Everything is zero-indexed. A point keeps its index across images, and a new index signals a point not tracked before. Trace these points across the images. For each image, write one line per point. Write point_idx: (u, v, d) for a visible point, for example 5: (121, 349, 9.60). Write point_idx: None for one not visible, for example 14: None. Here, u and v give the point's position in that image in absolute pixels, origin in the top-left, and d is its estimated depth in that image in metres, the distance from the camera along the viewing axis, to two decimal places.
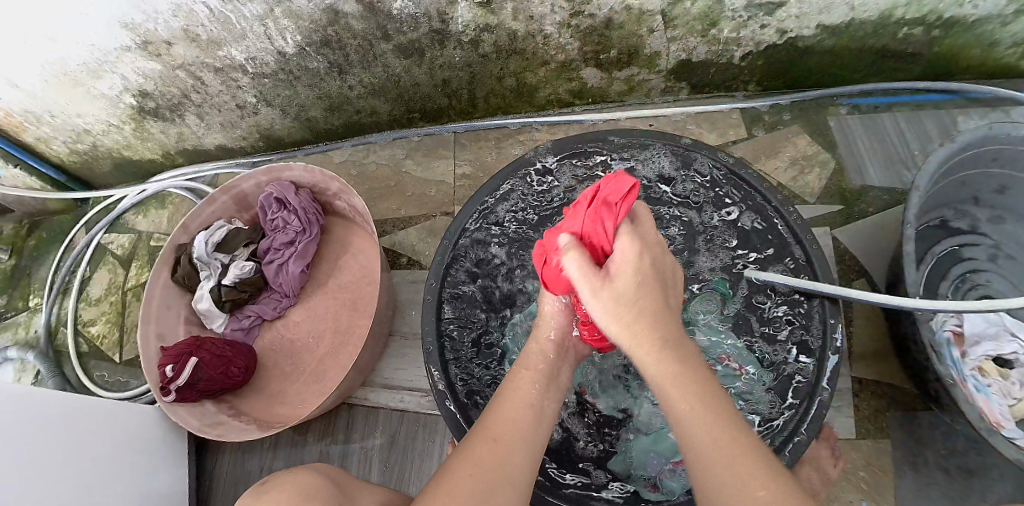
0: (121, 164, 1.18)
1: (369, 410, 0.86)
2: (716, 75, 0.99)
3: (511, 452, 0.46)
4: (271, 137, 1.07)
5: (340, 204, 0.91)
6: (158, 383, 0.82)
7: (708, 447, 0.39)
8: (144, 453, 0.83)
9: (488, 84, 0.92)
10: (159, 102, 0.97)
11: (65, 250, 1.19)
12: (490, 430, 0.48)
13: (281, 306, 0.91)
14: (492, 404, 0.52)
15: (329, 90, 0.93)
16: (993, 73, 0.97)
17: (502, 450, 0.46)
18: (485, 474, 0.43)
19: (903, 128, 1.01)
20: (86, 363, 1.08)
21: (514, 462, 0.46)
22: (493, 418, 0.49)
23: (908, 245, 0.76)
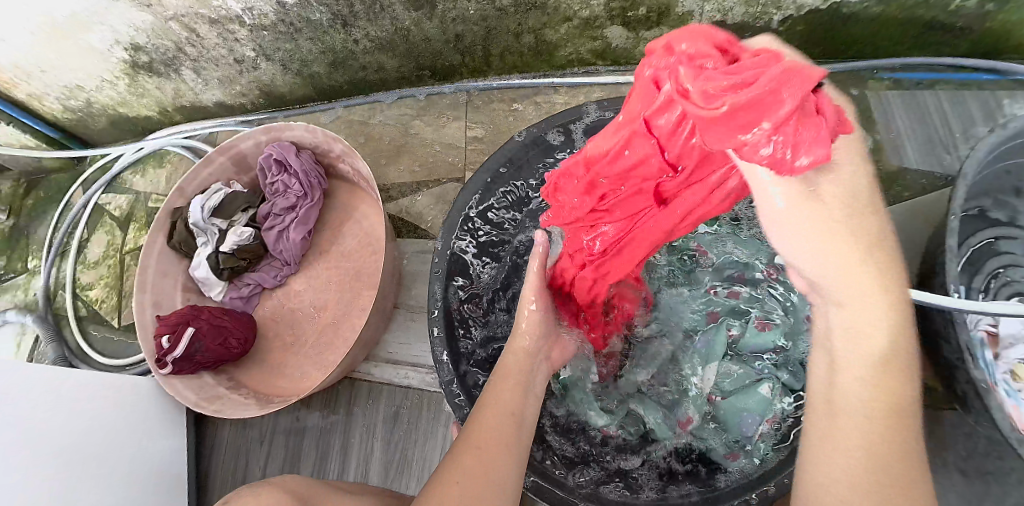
0: (117, 122, 1.12)
1: (372, 386, 0.83)
2: (753, 39, 0.90)
3: (499, 463, 0.46)
4: (271, 94, 1.01)
5: (344, 167, 0.85)
6: (154, 354, 0.79)
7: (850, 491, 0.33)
8: (145, 425, 0.81)
9: (504, 41, 0.85)
10: (153, 56, 0.91)
11: (63, 210, 1.15)
12: (475, 439, 0.47)
13: (282, 273, 0.87)
14: (478, 409, 0.50)
15: (333, 44, 0.86)
16: None
17: (489, 461, 0.46)
18: (461, 490, 0.44)
19: (946, 109, 0.93)
20: (85, 326, 1.06)
21: (503, 470, 0.46)
22: (479, 420, 0.49)
23: (953, 237, 0.70)
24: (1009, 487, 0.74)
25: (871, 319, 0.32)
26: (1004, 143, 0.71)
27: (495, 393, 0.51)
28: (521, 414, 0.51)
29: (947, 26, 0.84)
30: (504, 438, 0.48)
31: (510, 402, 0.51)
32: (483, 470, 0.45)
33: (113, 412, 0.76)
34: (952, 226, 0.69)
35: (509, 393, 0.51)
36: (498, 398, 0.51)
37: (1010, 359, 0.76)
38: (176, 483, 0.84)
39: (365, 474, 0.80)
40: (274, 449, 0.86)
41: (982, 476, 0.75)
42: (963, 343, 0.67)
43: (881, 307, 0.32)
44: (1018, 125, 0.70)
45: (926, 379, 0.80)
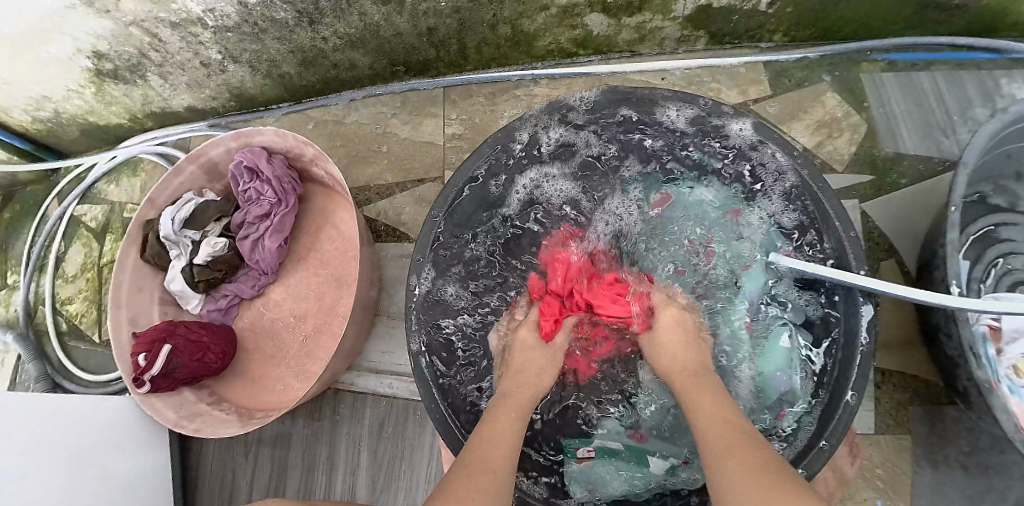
0: (89, 131, 1.09)
1: (356, 397, 0.81)
2: (741, 22, 0.86)
3: (497, 477, 0.47)
4: (243, 97, 0.97)
5: (318, 172, 0.82)
6: (131, 374, 0.76)
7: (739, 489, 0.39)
8: (127, 446, 0.79)
9: (480, 33, 0.81)
10: (117, 63, 0.88)
11: (39, 224, 1.12)
12: (471, 458, 0.48)
13: (260, 284, 0.85)
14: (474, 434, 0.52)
15: (301, 43, 0.82)
16: None
17: (487, 477, 0.46)
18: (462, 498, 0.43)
19: (942, 89, 0.89)
20: (66, 342, 1.04)
21: (500, 483, 0.47)
22: (475, 446, 0.50)
23: (953, 230, 0.67)
24: (1011, 482, 0.72)
25: (709, 410, 0.49)
26: (1008, 127, 0.68)
27: (489, 441, 0.51)
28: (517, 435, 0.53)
29: (944, 5, 0.80)
30: (501, 475, 0.47)
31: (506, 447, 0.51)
32: (483, 495, 0.44)
33: (94, 437, 0.74)
34: (952, 217, 0.66)
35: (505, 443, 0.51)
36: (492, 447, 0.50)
37: (1013, 354, 0.72)
38: (161, 502, 0.82)
39: (352, 487, 0.78)
40: (260, 463, 0.84)
41: (983, 471, 0.73)
42: (963, 340, 0.63)
43: (713, 417, 0.48)
44: (1023, 108, 0.66)
45: (926, 373, 0.77)
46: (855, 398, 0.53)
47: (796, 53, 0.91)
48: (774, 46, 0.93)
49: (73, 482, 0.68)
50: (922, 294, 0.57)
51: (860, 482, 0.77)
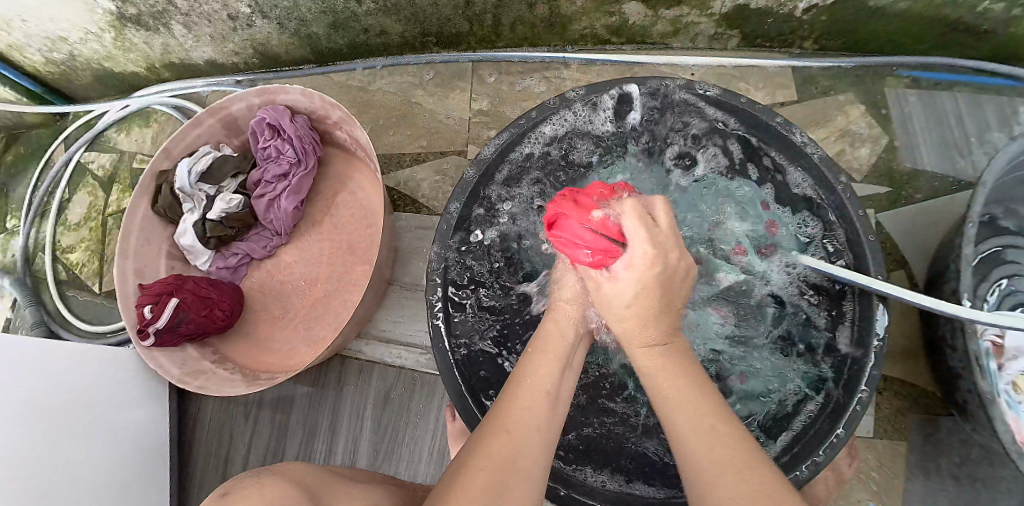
0: (102, 77, 1.07)
1: (363, 365, 0.80)
2: (774, 25, 0.86)
3: (522, 442, 0.42)
4: (266, 55, 0.96)
5: (341, 136, 0.81)
6: (135, 325, 0.75)
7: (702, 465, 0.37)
8: (123, 398, 0.77)
9: (516, 10, 0.80)
10: (141, 8, 0.86)
11: (44, 168, 1.10)
12: (497, 424, 0.43)
13: (271, 244, 0.83)
14: (503, 397, 0.47)
15: (334, 4, 0.81)
16: None
17: (512, 444, 0.42)
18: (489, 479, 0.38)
19: (963, 110, 0.90)
20: (64, 290, 1.02)
21: (528, 454, 0.42)
22: (499, 414, 0.45)
23: (969, 245, 0.68)
24: (998, 494, 0.74)
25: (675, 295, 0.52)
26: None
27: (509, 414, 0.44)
28: (556, 394, 0.48)
29: (972, 28, 0.81)
30: (530, 449, 0.42)
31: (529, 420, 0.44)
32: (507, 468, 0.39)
33: (90, 384, 0.72)
34: (969, 232, 0.66)
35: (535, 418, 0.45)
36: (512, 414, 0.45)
37: (1012, 370, 0.74)
38: (155, 459, 0.81)
39: (353, 457, 0.78)
40: (260, 426, 0.83)
41: (971, 483, 0.75)
42: (969, 351, 0.64)
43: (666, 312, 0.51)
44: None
45: (926, 384, 0.78)
46: (866, 393, 0.54)
47: (828, 60, 0.91)
48: (805, 52, 0.93)
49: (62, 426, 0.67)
50: (935, 302, 0.59)
51: (853, 485, 0.79)
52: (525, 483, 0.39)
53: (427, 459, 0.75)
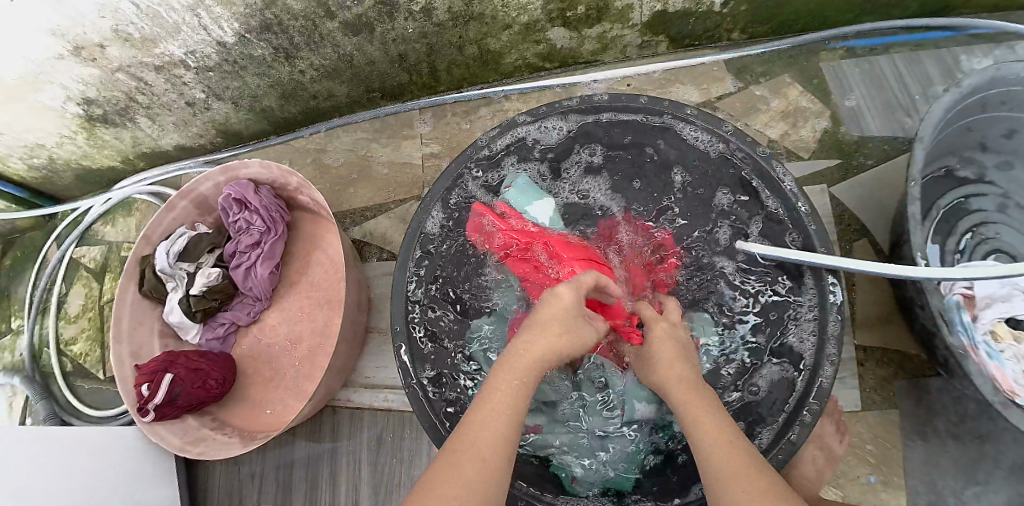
0: (84, 175, 1.13)
1: (354, 413, 0.83)
2: (697, 24, 0.90)
3: (494, 469, 0.42)
4: (229, 132, 1.01)
5: (304, 199, 0.86)
6: (135, 404, 0.79)
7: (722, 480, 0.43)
8: (135, 476, 0.81)
9: (448, 54, 0.85)
10: (106, 108, 0.92)
11: (39, 268, 1.15)
12: (462, 446, 0.43)
13: (255, 309, 0.88)
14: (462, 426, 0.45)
15: (280, 77, 0.86)
16: (994, 7, 0.90)
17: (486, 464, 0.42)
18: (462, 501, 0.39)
19: (901, 71, 0.93)
20: (72, 381, 1.07)
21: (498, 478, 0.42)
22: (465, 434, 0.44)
23: (912, 204, 0.69)
24: (1003, 447, 0.73)
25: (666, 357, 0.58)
26: (966, 99, 0.70)
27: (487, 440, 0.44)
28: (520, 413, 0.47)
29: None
30: (502, 476, 0.42)
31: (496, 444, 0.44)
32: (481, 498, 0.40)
33: (102, 468, 0.76)
34: (911, 192, 0.68)
35: (496, 438, 0.43)
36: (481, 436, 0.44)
37: (988, 318, 0.75)
38: None
39: (357, 497, 0.80)
40: (266, 484, 0.86)
41: (975, 439, 0.74)
42: (934, 308, 0.66)
43: (699, 388, 0.54)
44: (974, 80, 0.68)
45: (906, 347, 0.80)
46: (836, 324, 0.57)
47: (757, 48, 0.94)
48: (734, 44, 0.97)
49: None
50: (892, 267, 0.59)
51: (850, 459, 0.78)
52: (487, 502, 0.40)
53: None
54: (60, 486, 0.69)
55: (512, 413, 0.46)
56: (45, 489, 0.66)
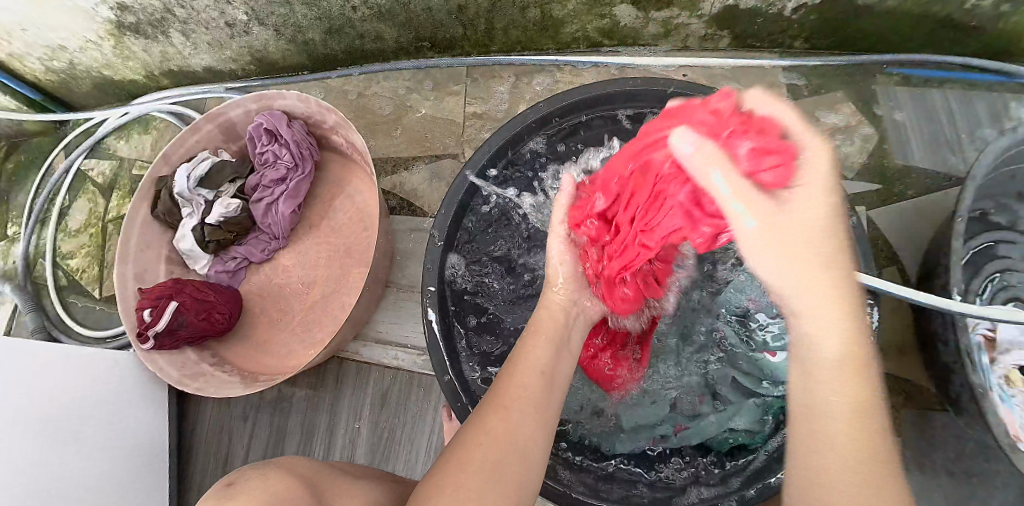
0: (103, 85, 1.08)
1: (360, 367, 0.81)
2: (765, 26, 0.86)
3: (517, 424, 0.44)
4: (263, 61, 0.97)
5: (337, 139, 0.82)
6: (135, 329, 0.76)
7: (823, 469, 0.35)
8: (125, 402, 0.77)
9: (509, 14, 0.81)
10: (140, 17, 0.87)
11: (44, 175, 1.11)
12: (494, 403, 0.46)
13: (270, 248, 0.84)
14: (500, 380, 0.49)
15: (329, 10, 0.82)
16: None
17: (510, 427, 0.44)
18: (487, 459, 0.42)
19: (953, 109, 0.90)
20: (66, 296, 1.03)
21: (527, 432, 0.45)
22: (497, 392, 0.47)
23: (958, 241, 0.67)
24: (994, 491, 0.73)
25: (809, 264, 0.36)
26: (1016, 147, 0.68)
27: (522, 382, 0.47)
28: (551, 372, 0.50)
29: (961, 25, 0.81)
30: (524, 422, 0.45)
31: (528, 388, 0.47)
32: (502, 451, 0.43)
33: (93, 391, 0.73)
34: (958, 228, 0.66)
35: (529, 378, 0.48)
36: (508, 394, 0.46)
37: (1007, 364, 0.74)
38: (156, 468, 0.81)
39: (352, 456, 0.78)
40: (258, 428, 0.84)
41: (966, 479, 0.74)
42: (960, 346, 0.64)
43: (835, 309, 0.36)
44: None
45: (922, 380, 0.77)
46: None
47: (817, 60, 0.91)
48: (796, 52, 0.93)
49: (64, 438, 0.67)
50: (928, 297, 0.57)
51: None
52: (513, 469, 0.42)
53: (424, 458, 0.76)
54: (48, 407, 0.66)
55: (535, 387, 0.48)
56: (29, 414, 0.63)
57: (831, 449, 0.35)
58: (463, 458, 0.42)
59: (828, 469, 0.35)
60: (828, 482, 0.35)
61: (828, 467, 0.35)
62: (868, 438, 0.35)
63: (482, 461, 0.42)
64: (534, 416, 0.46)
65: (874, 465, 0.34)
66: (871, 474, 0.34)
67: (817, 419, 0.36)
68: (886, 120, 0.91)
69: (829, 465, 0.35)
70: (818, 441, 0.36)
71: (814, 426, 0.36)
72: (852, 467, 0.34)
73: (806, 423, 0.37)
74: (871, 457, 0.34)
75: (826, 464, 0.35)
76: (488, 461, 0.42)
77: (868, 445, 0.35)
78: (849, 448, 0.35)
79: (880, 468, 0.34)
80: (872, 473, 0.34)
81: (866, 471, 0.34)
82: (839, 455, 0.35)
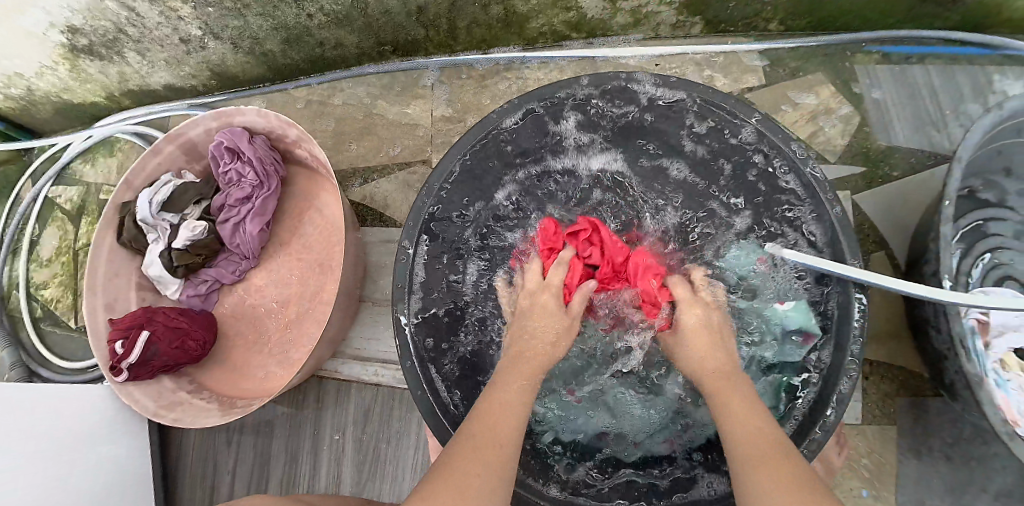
0: (64, 109, 1.05)
1: (340, 385, 0.79)
2: (737, 9, 0.84)
3: (505, 455, 0.46)
4: (225, 75, 0.94)
5: (301, 153, 0.80)
6: (107, 361, 0.74)
7: (762, 491, 0.41)
8: (104, 436, 0.76)
9: (470, 12, 0.79)
10: (92, 38, 0.84)
11: (11, 206, 1.08)
12: (479, 436, 0.47)
13: (241, 269, 0.82)
14: (475, 412, 0.50)
15: (285, 20, 0.79)
16: None
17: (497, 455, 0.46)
18: (479, 488, 0.42)
19: (934, 84, 0.87)
20: (41, 328, 1.01)
21: (509, 457, 0.46)
22: (479, 421, 0.49)
23: (947, 223, 0.64)
24: (990, 474, 0.72)
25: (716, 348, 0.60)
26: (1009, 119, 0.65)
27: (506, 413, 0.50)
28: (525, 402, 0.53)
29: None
30: (508, 445, 0.47)
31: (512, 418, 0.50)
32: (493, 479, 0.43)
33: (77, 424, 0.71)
34: (945, 211, 0.63)
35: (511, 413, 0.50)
36: (489, 430, 0.48)
37: (998, 348, 0.72)
38: (141, 499, 0.79)
39: (337, 476, 0.77)
40: (243, 452, 0.82)
41: (964, 463, 0.73)
42: (953, 334, 0.61)
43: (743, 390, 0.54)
44: (1017, 104, 0.64)
45: (914, 365, 0.76)
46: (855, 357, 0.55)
47: (792, 40, 0.89)
48: (771, 33, 0.91)
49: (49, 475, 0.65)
50: (923, 288, 0.54)
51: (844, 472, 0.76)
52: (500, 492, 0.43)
53: (411, 475, 0.74)
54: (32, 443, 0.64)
55: (517, 394, 0.53)
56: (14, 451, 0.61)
57: (765, 475, 0.42)
58: (451, 473, 0.43)
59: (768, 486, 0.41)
60: (769, 497, 0.41)
61: (763, 486, 0.42)
62: (777, 459, 0.44)
63: (473, 480, 0.42)
64: (515, 443, 0.48)
65: (804, 484, 0.41)
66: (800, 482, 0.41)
67: (746, 462, 0.44)
68: (866, 98, 0.89)
69: (768, 483, 0.42)
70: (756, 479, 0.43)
71: (748, 466, 0.44)
72: (784, 480, 0.41)
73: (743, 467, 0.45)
74: (787, 465, 0.43)
75: (769, 490, 0.41)
76: (480, 483, 0.42)
77: (785, 467, 0.43)
78: (779, 469, 0.43)
79: (794, 472, 0.42)
80: (800, 483, 0.41)
81: (793, 480, 0.41)
82: (772, 475, 0.42)
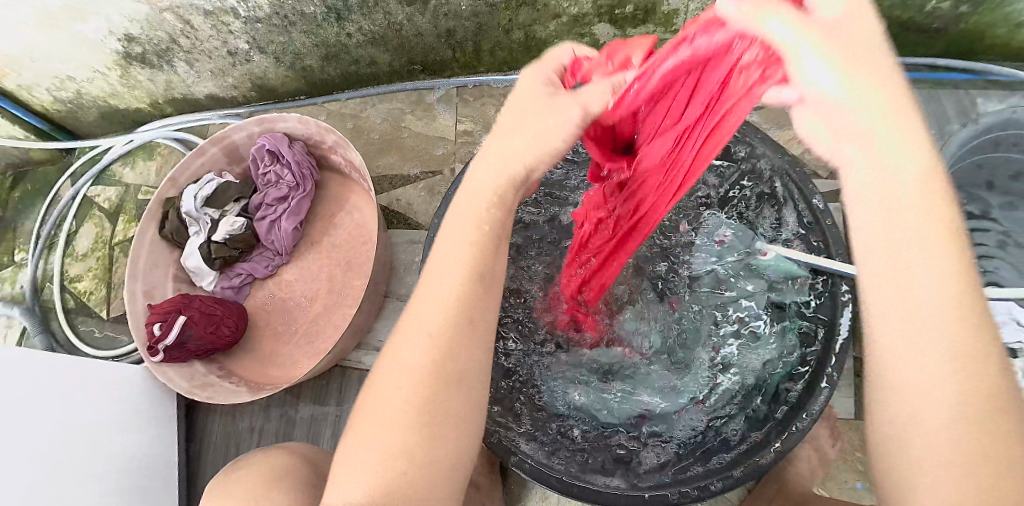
0: (109, 114, 1.13)
1: (364, 374, 0.84)
2: None
3: (447, 404, 0.40)
4: (264, 87, 1.02)
5: (335, 159, 0.87)
6: (145, 343, 0.79)
7: (942, 451, 0.29)
8: (134, 417, 0.80)
9: (495, 36, 0.87)
10: (146, 47, 0.92)
11: (50, 203, 1.14)
12: (405, 386, 0.40)
13: (274, 264, 0.88)
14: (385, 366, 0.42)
15: (326, 37, 0.87)
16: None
17: (437, 405, 0.39)
18: (405, 466, 0.38)
19: (919, 110, 0.95)
20: (73, 319, 1.06)
21: (455, 408, 0.40)
22: (404, 372, 0.40)
23: None
24: None
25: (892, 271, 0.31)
26: None
27: (429, 357, 0.40)
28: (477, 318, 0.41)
29: (922, 29, 0.87)
30: (452, 400, 0.40)
31: (448, 347, 0.40)
32: (414, 445, 0.38)
33: (108, 404, 0.75)
34: None
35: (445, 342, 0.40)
36: (405, 373, 0.40)
37: None
38: (166, 480, 0.83)
39: None
40: (266, 438, 0.86)
41: None
42: None
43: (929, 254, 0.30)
44: None
45: None
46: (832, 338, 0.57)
47: None
48: None
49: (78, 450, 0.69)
50: None
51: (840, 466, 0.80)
52: (433, 465, 0.39)
53: None
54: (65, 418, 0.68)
55: (453, 296, 0.41)
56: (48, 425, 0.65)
57: (929, 426, 0.30)
58: (379, 454, 0.38)
59: (953, 453, 0.29)
60: (952, 481, 0.29)
61: (952, 445, 0.29)
62: (988, 421, 0.29)
63: (400, 464, 0.38)
64: (467, 391, 0.41)
65: (997, 430, 0.29)
66: (996, 442, 0.29)
67: (911, 423, 0.31)
68: None
69: (953, 451, 0.29)
70: (932, 449, 0.30)
71: (918, 431, 0.30)
72: (973, 427, 0.29)
73: (899, 420, 0.31)
74: (1003, 435, 0.29)
75: (942, 449, 0.29)
76: (410, 460, 0.38)
77: (989, 428, 0.29)
78: (976, 428, 0.29)
79: (1001, 427, 0.29)
80: (1006, 448, 0.29)
81: (985, 430, 0.29)
82: (960, 437, 0.29)
